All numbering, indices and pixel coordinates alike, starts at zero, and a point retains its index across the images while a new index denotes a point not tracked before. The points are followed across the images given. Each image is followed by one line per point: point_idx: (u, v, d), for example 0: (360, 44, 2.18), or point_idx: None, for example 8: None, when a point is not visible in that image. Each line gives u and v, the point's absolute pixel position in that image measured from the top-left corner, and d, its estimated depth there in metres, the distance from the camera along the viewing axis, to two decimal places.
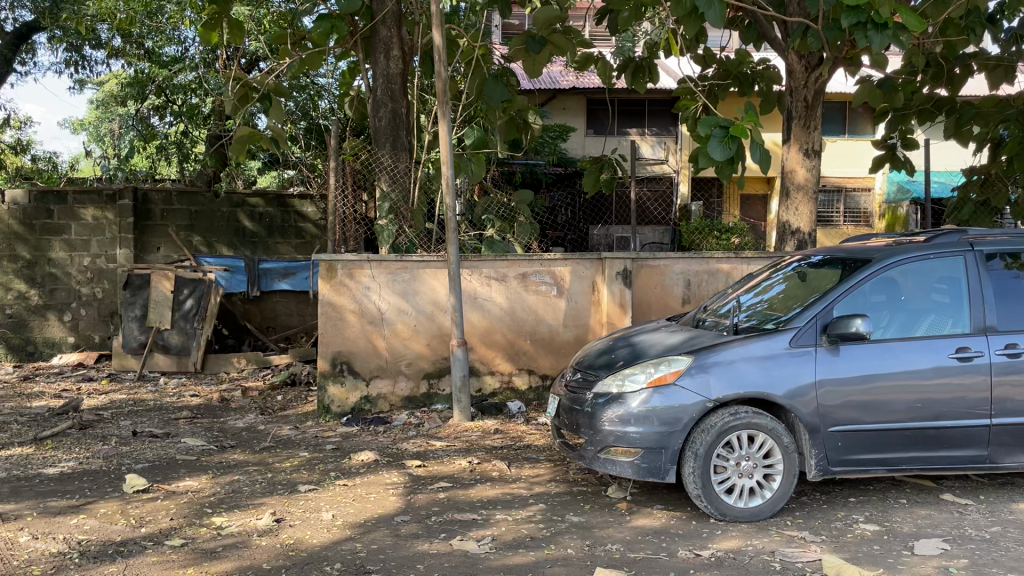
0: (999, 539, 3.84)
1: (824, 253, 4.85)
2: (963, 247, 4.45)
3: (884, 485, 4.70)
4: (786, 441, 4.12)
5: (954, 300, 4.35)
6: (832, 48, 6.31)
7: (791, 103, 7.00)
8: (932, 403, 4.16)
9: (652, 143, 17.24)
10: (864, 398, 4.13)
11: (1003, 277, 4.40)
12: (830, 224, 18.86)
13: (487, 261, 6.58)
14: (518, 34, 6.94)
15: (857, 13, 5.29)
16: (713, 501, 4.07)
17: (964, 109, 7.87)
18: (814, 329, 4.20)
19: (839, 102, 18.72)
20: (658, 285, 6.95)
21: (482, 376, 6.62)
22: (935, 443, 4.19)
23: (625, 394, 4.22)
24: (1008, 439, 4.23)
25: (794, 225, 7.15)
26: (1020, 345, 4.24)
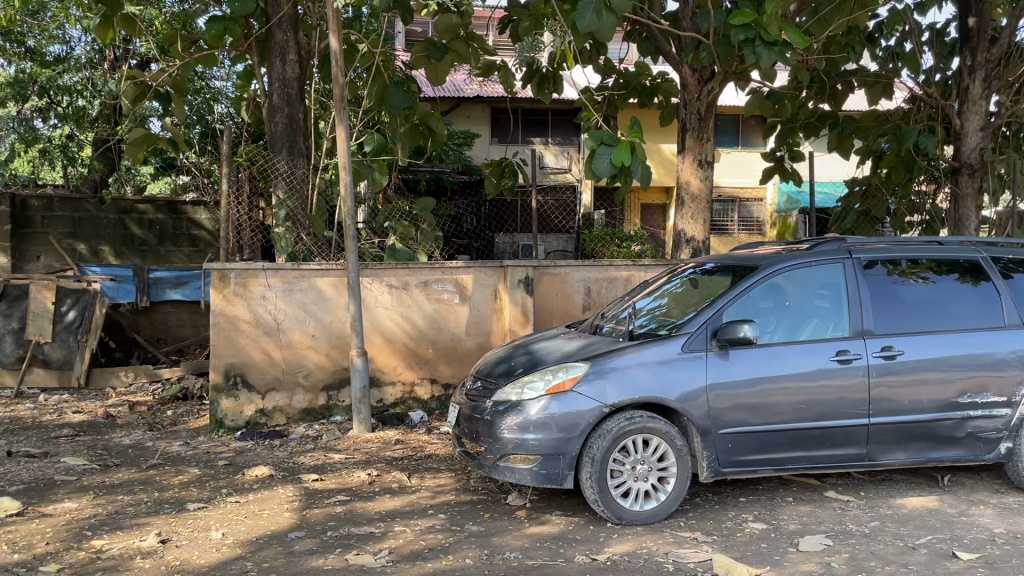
0: (878, 534, 4.02)
1: (716, 261, 5.00)
2: (841, 255, 4.67)
3: (772, 485, 4.86)
4: (679, 444, 4.22)
5: (834, 305, 4.54)
6: (722, 63, 6.56)
7: (685, 115, 7.17)
8: (815, 404, 4.32)
9: (555, 152, 17.58)
10: (751, 400, 4.26)
11: (879, 283, 4.63)
12: (724, 232, 19.53)
13: (389, 269, 6.49)
14: (420, 41, 6.93)
15: (747, 29, 5.48)
16: (610, 505, 4.12)
17: (847, 124, 8.17)
18: (704, 334, 4.32)
19: (732, 115, 19.42)
20: (559, 292, 7.01)
21: (383, 387, 6.51)
22: (818, 442, 4.36)
23: (524, 401, 4.22)
24: (885, 438, 4.43)
25: (688, 233, 7.34)
26: (896, 348, 4.44)
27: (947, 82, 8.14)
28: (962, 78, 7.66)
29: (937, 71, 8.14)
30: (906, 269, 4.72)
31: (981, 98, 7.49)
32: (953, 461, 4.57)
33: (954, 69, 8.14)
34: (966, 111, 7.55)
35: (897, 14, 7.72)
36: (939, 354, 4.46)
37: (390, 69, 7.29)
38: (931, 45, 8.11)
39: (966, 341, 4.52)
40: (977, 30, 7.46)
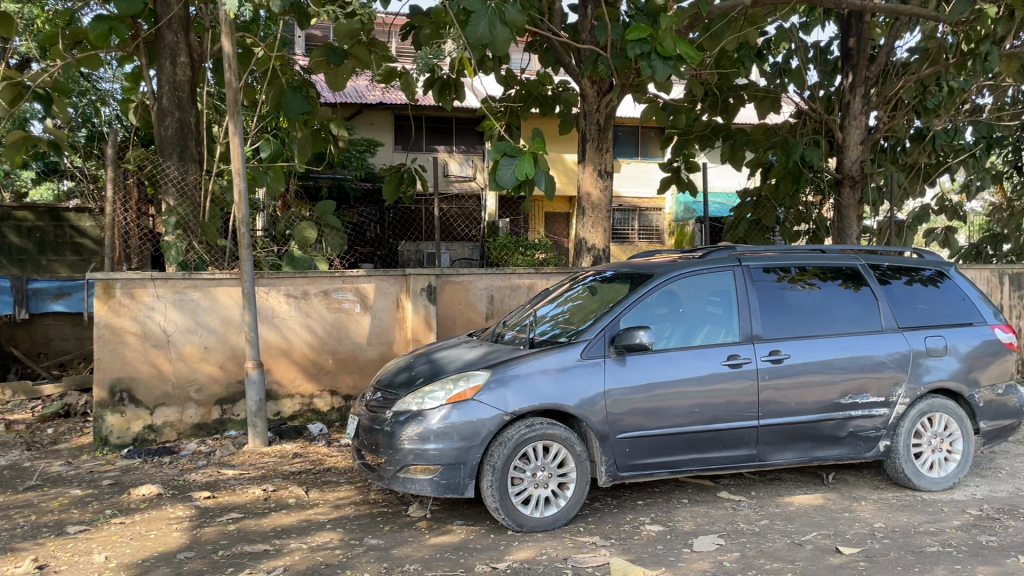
0: (767, 532, 4.17)
1: (615, 269, 5.10)
2: (731, 262, 4.83)
3: (668, 487, 4.97)
4: (578, 450, 4.27)
5: (725, 311, 4.70)
6: (620, 75, 6.69)
7: (585, 126, 7.25)
8: (708, 407, 4.45)
9: (459, 160, 17.64)
10: (648, 405, 4.35)
11: (767, 290, 4.81)
12: (626, 241, 19.94)
13: (286, 278, 6.34)
14: (319, 46, 6.80)
15: (643, 43, 5.63)
16: (511, 513, 4.13)
17: (738, 136, 8.47)
18: (602, 341, 4.39)
19: (631, 127, 19.91)
20: (462, 301, 7.00)
21: (280, 399, 6.34)
22: (711, 444, 4.49)
23: (424, 411, 4.18)
24: (774, 439, 4.60)
25: (590, 242, 7.44)
26: (783, 352, 4.62)
27: (831, 98, 8.56)
28: (844, 94, 8.04)
29: (821, 87, 8.56)
30: (792, 276, 4.92)
31: (860, 113, 7.87)
32: (837, 459, 4.77)
33: (836, 86, 8.56)
34: (848, 125, 7.91)
35: (783, 32, 8.07)
36: (823, 357, 4.67)
37: (288, 74, 7.11)
38: (816, 62, 8.51)
39: (847, 344, 4.74)
40: (857, 50, 7.88)
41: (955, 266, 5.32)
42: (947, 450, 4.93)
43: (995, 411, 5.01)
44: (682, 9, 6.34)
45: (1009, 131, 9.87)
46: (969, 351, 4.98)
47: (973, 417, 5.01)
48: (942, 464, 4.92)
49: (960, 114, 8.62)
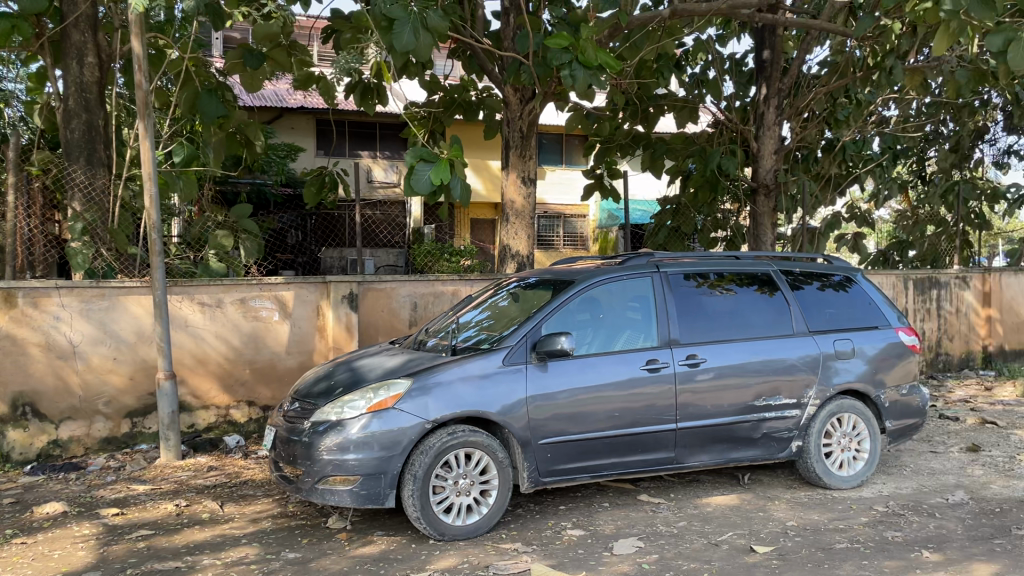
0: (684, 533, 4.24)
1: (537, 275, 5.13)
2: (650, 269, 4.91)
3: (590, 491, 5.02)
4: (500, 456, 4.27)
5: (644, 317, 4.77)
6: (542, 83, 6.76)
7: (508, 133, 7.18)
8: (628, 412, 4.51)
9: (383, 166, 17.37)
10: (569, 410, 4.38)
11: (685, 295, 4.91)
12: (550, 247, 20.09)
13: (201, 285, 6.16)
14: (236, 46, 6.64)
15: (564, 52, 5.67)
16: (432, 522, 4.09)
17: (657, 145, 8.61)
18: (524, 347, 4.40)
19: (555, 134, 20.10)
20: (384, 308, 6.91)
21: (195, 411, 6.16)
22: (631, 448, 4.55)
23: (344, 421, 4.11)
24: (692, 442, 4.69)
25: (513, 249, 7.35)
26: (699, 356, 4.72)
27: (746, 108, 8.81)
28: (758, 106, 8.28)
29: (737, 98, 8.79)
30: (709, 281, 5.03)
31: (774, 124, 8.12)
32: (752, 460, 4.90)
33: (751, 97, 8.82)
34: (762, 135, 8.15)
35: (700, 43, 8.28)
36: (738, 361, 4.79)
37: (202, 76, 6.92)
38: (731, 73, 8.75)
39: (761, 348, 4.88)
40: (771, 62, 8.14)
41: (862, 271, 5.53)
42: (856, 449, 5.11)
43: (899, 410, 5.22)
44: (603, 18, 6.44)
45: (911, 142, 10.34)
46: (875, 353, 5.18)
47: (879, 417, 5.21)
48: (851, 463, 5.09)
49: (867, 126, 8.96)
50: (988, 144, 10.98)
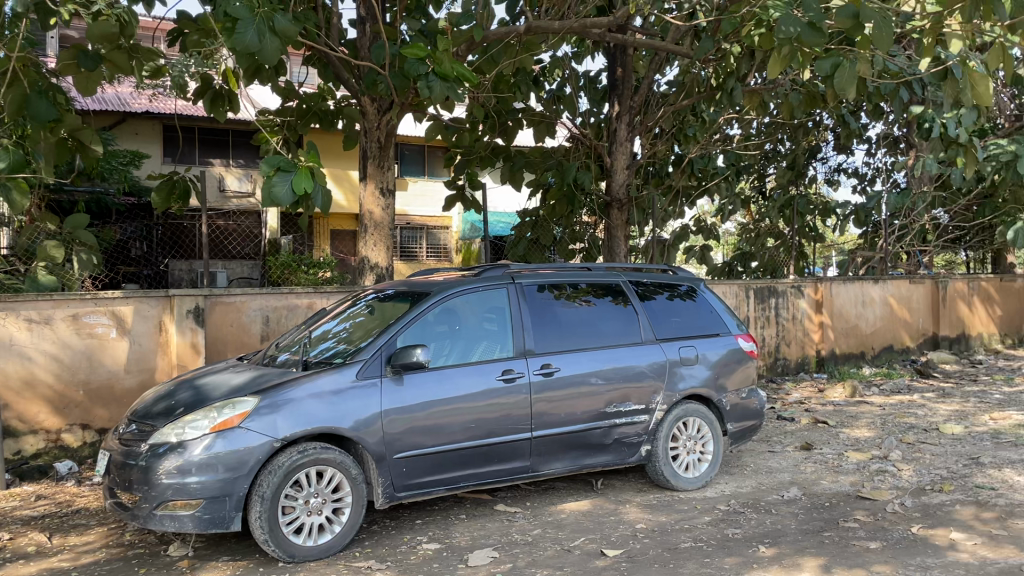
0: (538, 541, 4.30)
1: (394, 287, 5.08)
2: (505, 280, 4.96)
3: (447, 504, 5.00)
4: (354, 473, 4.18)
5: (500, 328, 4.80)
6: (400, 94, 6.62)
7: (365, 143, 6.99)
8: (484, 422, 4.52)
9: (237, 175, 16.86)
10: (425, 423, 4.35)
11: (540, 306, 4.99)
12: (413, 259, 20.00)
13: (29, 301, 5.72)
14: (68, 47, 6.19)
15: (421, 63, 5.63)
16: (281, 544, 3.95)
17: (516, 158, 8.65)
18: (379, 361, 4.33)
19: (417, 146, 20.07)
20: (233, 323, 6.65)
21: (21, 436, 5.69)
22: (487, 459, 4.55)
23: (185, 442, 3.91)
24: (546, 450, 4.75)
25: (372, 260, 7.10)
26: (553, 366, 4.80)
27: (600, 125, 9.08)
28: (611, 123, 8.55)
29: (591, 114, 9.06)
30: (563, 292, 5.15)
31: (626, 140, 8.41)
32: (604, 465, 5.02)
33: (604, 114, 9.11)
34: (615, 150, 8.41)
35: (556, 60, 8.48)
36: (590, 369, 4.91)
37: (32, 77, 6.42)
38: (586, 90, 9.03)
39: (612, 356, 5.02)
40: (622, 81, 8.44)
41: (706, 282, 5.81)
42: (700, 451, 5.34)
43: (739, 413, 5.50)
44: (460, 31, 6.45)
45: (751, 160, 10.97)
46: (717, 359, 5.45)
47: (721, 420, 5.47)
48: (696, 464, 5.32)
49: (712, 144, 9.42)
50: (821, 163, 11.80)
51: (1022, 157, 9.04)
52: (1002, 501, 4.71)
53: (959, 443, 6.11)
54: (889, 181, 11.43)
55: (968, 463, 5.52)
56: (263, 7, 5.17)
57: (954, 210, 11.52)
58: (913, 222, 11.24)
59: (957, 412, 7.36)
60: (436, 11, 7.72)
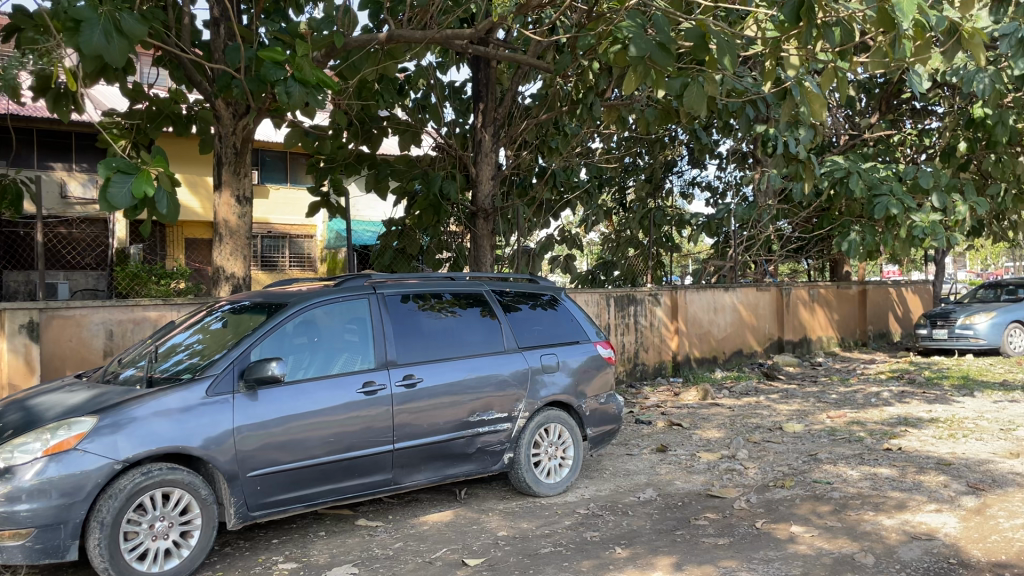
0: (399, 554, 4.25)
1: (250, 299, 4.91)
2: (366, 290, 4.89)
3: (306, 521, 4.87)
4: (204, 494, 3.99)
5: (361, 339, 4.73)
6: (256, 99, 6.35)
7: (219, 149, 6.69)
8: (344, 436, 4.42)
9: (81, 181, 15.90)
10: (282, 439, 4.22)
11: (402, 316, 4.95)
12: (274, 268, 19.43)
13: None
14: None
15: (278, 68, 5.47)
16: (123, 572, 3.71)
17: (382, 166, 8.51)
18: (231, 376, 4.17)
19: (279, 152, 19.45)
20: (73, 337, 6.24)
21: None
22: (347, 473, 4.46)
23: (14, 467, 3.62)
24: (408, 462, 4.70)
25: (227, 270, 6.78)
26: (415, 377, 4.76)
27: (465, 135, 9.10)
28: (476, 133, 8.57)
29: (457, 124, 9.08)
30: (426, 303, 5.13)
31: (491, 151, 8.45)
32: (467, 475, 5.02)
33: (470, 124, 9.15)
34: (480, 161, 8.43)
35: (420, 69, 8.45)
36: (453, 379, 4.90)
37: None
38: (451, 100, 9.05)
39: (475, 366, 5.04)
40: (486, 91, 8.52)
41: (567, 291, 5.94)
42: (562, 457, 5.43)
43: (598, 418, 5.65)
44: (320, 36, 6.29)
45: (612, 172, 11.33)
46: (578, 366, 5.57)
47: (581, 425, 5.60)
48: (557, 470, 5.41)
49: (574, 156, 9.66)
50: (677, 176, 12.33)
51: (854, 174, 9.80)
52: (836, 494, 5.06)
53: (799, 440, 6.52)
54: (738, 194, 12.09)
55: (807, 459, 5.89)
56: (106, 5, 4.89)
57: (796, 221, 12.33)
58: (760, 233, 11.93)
59: (798, 411, 7.84)
60: (297, 15, 7.55)
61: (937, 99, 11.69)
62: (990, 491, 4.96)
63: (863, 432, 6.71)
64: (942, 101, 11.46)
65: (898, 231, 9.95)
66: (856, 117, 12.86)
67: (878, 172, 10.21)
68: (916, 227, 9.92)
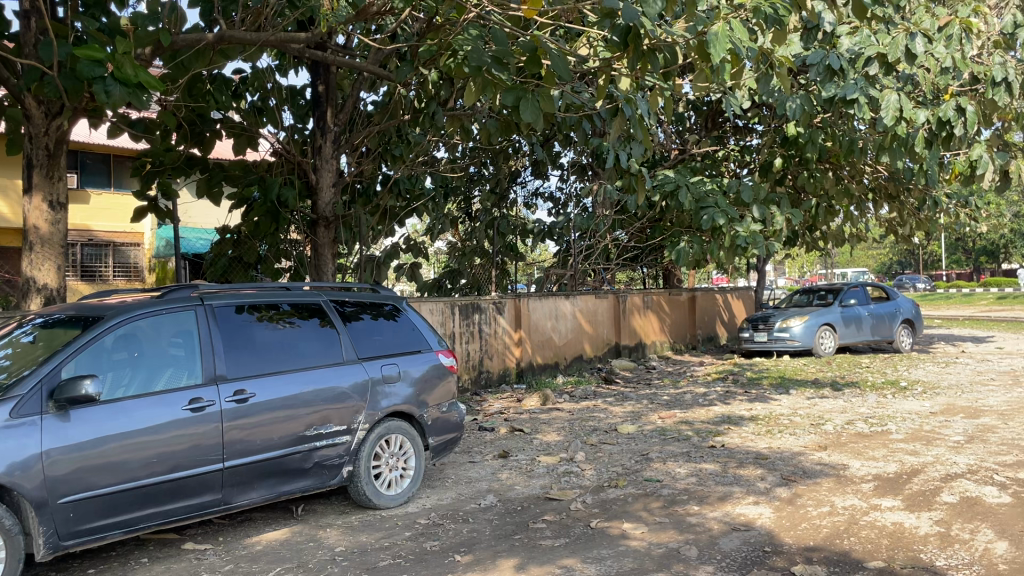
0: None
1: (63, 312, 4.57)
2: (193, 302, 4.67)
3: (127, 548, 4.57)
4: (7, 524, 3.66)
5: (187, 353, 4.51)
6: (71, 98, 5.96)
7: (30, 149, 6.18)
8: (169, 456, 4.19)
9: None
10: (99, 461, 3.94)
11: (231, 329, 4.75)
12: (96, 278, 18.22)
13: None
14: None
15: (95, 66, 5.09)
16: None
17: (215, 171, 8.15)
18: (39, 396, 3.86)
19: (102, 155, 18.20)
20: None
21: None
22: (172, 495, 4.21)
23: None
24: (239, 480, 4.50)
25: (38, 281, 6.19)
26: (247, 392, 4.58)
27: (305, 140, 8.87)
28: (316, 138, 8.36)
29: (296, 130, 8.84)
30: (262, 314, 4.97)
31: (332, 157, 8.26)
32: (303, 491, 4.87)
33: (309, 129, 8.93)
34: (321, 167, 8.23)
35: (256, 71, 8.16)
36: (287, 393, 4.76)
37: None
38: (289, 104, 8.80)
39: (312, 378, 4.92)
40: (325, 96, 8.35)
41: (408, 301, 5.92)
42: (403, 468, 5.40)
43: (440, 427, 5.65)
44: (144, 32, 5.95)
45: (456, 182, 11.39)
46: (419, 376, 5.54)
47: (423, 435, 5.57)
48: (398, 481, 5.36)
49: (417, 165, 9.65)
50: (521, 187, 12.58)
51: (683, 188, 10.40)
52: (665, 491, 5.30)
53: (632, 441, 6.79)
54: (578, 205, 12.47)
55: (639, 459, 6.16)
56: None
57: (631, 231, 12.88)
58: (598, 242, 12.38)
59: (632, 413, 8.18)
60: (120, 10, 7.12)
61: (756, 119, 12.56)
62: (801, 482, 5.36)
63: (691, 431, 7.08)
64: (761, 121, 12.33)
65: (723, 240, 10.58)
66: (685, 133, 13.59)
67: (705, 185, 10.83)
68: (738, 236, 10.44)
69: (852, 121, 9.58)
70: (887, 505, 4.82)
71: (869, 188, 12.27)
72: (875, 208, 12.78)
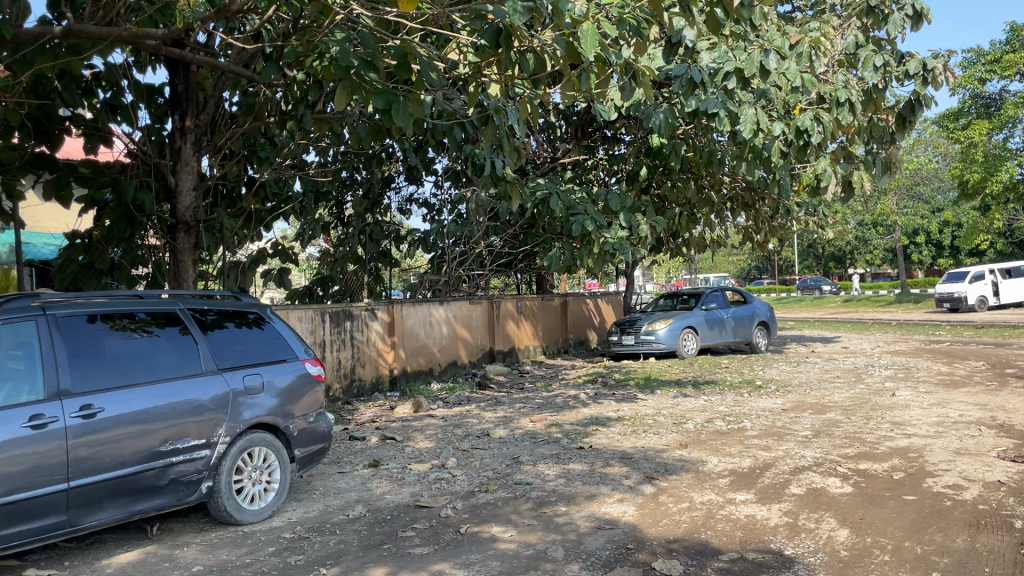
0: None
1: None
2: (34, 311, 4.38)
3: None
4: None
5: (28, 367, 4.22)
6: None
7: None
8: (6, 478, 3.89)
9: None
10: None
11: (77, 341, 4.48)
12: None
13: None
14: None
15: None
16: None
17: (64, 170, 7.64)
18: None
19: None
20: None
21: None
22: (10, 519, 3.92)
23: None
24: (86, 500, 4.24)
25: None
26: (95, 407, 4.32)
27: (164, 140, 8.46)
28: (174, 139, 8.00)
29: (153, 130, 8.42)
30: (115, 323, 4.73)
31: (192, 159, 7.93)
32: (157, 509, 4.63)
33: (168, 129, 8.53)
34: (181, 170, 7.89)
35: (109, 66, 7.72)
36: (140, 407, 4.51)
37: None
38: (146, 103, 8.38)
39: (168, 391, 4.69)
40: (186, 96, 7.99)
41: (272, 308, 5.75)
42: (266, 481, 5.23)
43: (306, 438, 5.52)
44: None
45: (328, 186, 11.18)
46: (283, 386, 5.39)
47: (288, 447, 5.43)
48: (261, 495, 5.20)
49: (284, 169, 9.42)
50: (394, 192, 12.49)
51: (554, 195, 10.61)
52: (535, 493, 5.36)
53: (503, 445, 6.85)
54: (452, 211, 12.49)
55: (510, 463, 6.21)
56: None
57: (505, 237, 13.01)
58: (472, 248, 12.55)
59: (504, 417, 8.26)
60: None
61: (624, 129, 12.97)
62: (663, 479, 5.56)
63: (560, 434, 7.21)
64: (628, 131, 12.75)
65: (592, 247, 10.86)
66: (556, 141, 13.87)
67: (575, 194, 11.09)
68: (606, 243, 10.80)
69: (711, 133, 10.04)
70: (741, 498, 5.06)
71: (728, 198, 12.91)
72: (733, 216, 13.46)
